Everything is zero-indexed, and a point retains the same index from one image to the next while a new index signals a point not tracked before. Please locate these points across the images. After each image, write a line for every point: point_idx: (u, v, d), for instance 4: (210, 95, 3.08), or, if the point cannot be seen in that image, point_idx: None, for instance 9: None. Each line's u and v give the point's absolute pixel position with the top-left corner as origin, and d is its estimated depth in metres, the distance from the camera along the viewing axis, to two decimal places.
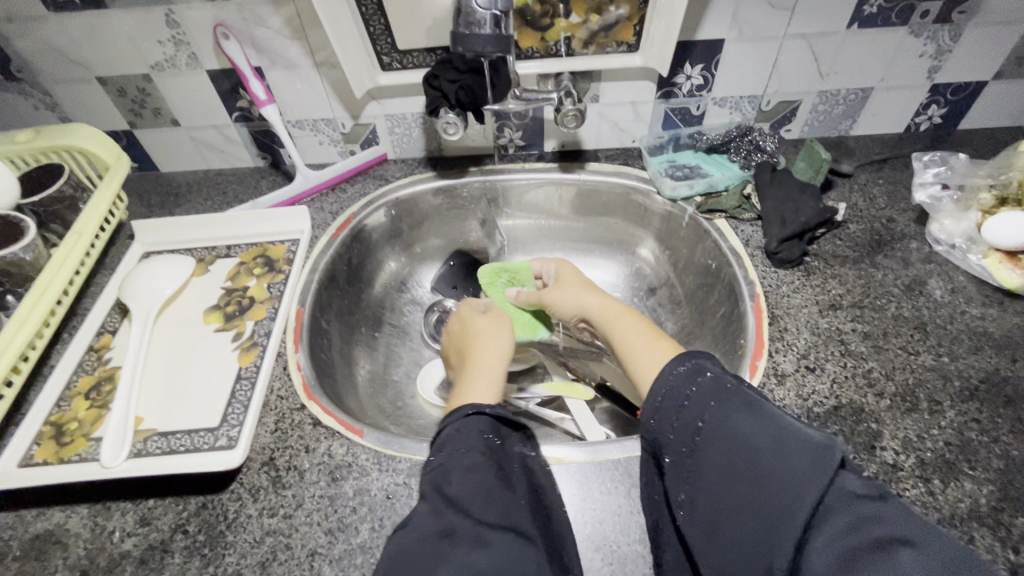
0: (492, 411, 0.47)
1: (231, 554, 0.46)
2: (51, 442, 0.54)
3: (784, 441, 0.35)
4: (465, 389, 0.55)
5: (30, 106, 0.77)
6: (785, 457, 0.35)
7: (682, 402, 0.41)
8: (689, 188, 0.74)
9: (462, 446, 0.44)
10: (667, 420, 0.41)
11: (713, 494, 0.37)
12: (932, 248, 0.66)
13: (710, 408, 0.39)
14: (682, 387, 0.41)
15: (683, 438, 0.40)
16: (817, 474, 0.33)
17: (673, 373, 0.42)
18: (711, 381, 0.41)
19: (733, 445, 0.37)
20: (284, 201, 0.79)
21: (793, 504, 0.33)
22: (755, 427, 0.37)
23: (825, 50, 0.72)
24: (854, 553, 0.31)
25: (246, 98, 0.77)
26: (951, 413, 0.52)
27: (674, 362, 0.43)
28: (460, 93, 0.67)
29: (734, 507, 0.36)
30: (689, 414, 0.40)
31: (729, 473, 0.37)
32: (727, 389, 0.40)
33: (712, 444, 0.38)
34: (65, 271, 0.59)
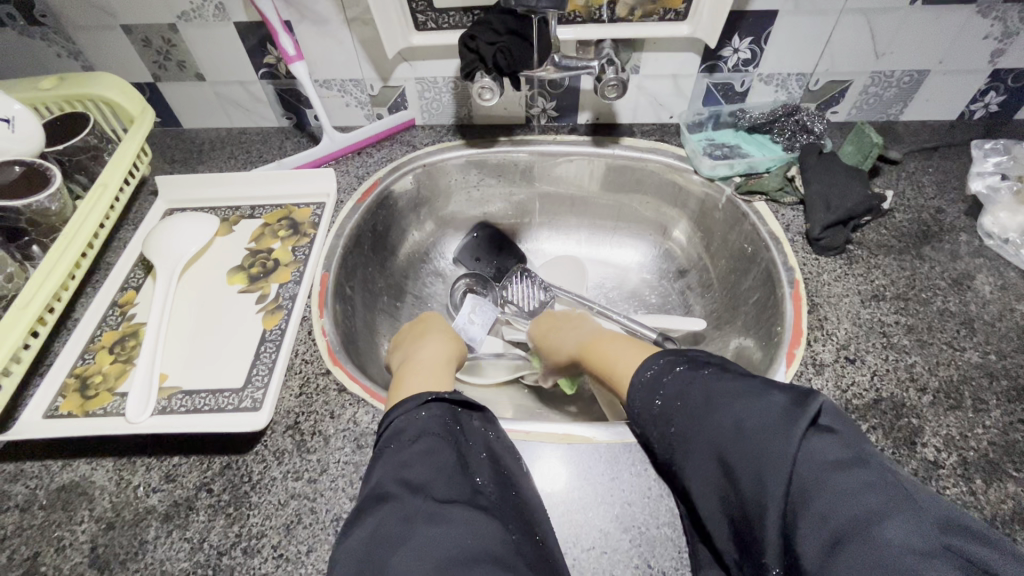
0: (451, 396, 0.47)
1: (256, 515, 0.46)
2: (76, 394, 0.53)
3: (745, 426, 0.38)
4: (402, 383, 0.53)
5: (53, 53, 0.75)
6: (749, 438, 0.37)
7: (655, 401, 0.46)
8: (729, 167, 0.71)
9: (423, 431, 0.44)
10: (647, 417, 0.46)
11: (699, 486, 0.40)
12: (983, 242, 0.64)
13: (678, 404, 0.43)
14: (653, 388, 0.46)
15: (664, 433, 0.44)
16: (780, 449, 0.35)
17: (641, 380, 0.48)
18: (678, 377, 0.45)
19: (704, 434, 0.41)
20: (310, 162, 0.77)
21: (762, 485, 0.35)
22: (720, 413, 0.40)
23: (884, 28, 0.68)
24: (838, 528, 0.32)
25: (273, 54, 0.74)
26: (996, 413, 0.50)
27: (642, 369, 0.49)
28: (498, 57, 0.63)
29: (718, 494, 0.39)
30: (663, 412, 0.44)
31: (705, 464, 0.40)
32: (691, 380, 0.44)
33: (686, 433, 0.42)
34: (90, 223, 0.58)
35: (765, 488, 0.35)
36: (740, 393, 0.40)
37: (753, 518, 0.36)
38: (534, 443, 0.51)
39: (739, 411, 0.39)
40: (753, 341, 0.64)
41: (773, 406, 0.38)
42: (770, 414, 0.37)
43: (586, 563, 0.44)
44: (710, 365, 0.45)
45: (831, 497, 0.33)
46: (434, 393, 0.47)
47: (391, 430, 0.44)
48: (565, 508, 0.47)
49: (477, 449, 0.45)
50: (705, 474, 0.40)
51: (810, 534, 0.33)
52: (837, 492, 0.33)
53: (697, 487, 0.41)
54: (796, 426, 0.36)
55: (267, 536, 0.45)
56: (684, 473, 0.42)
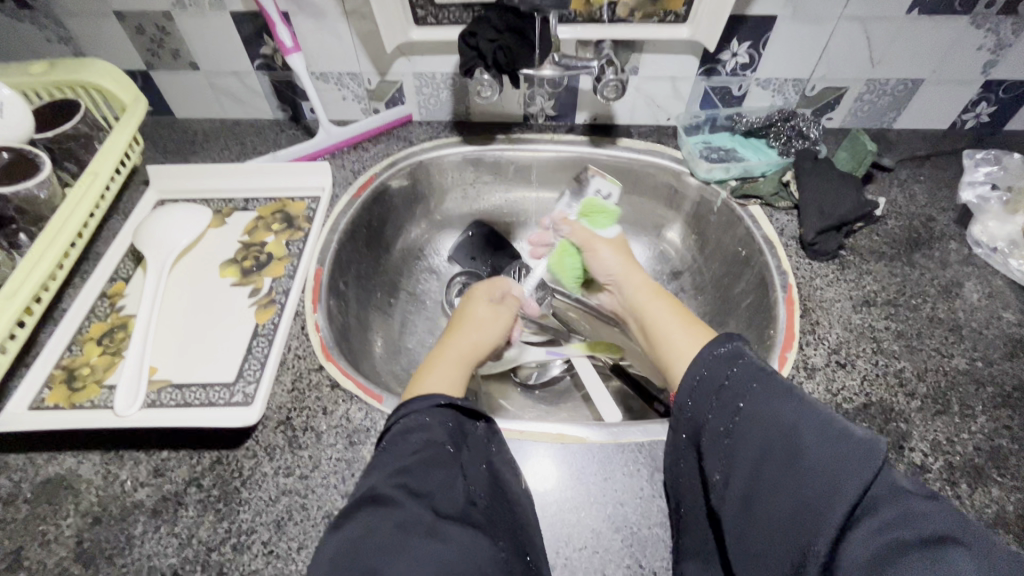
0: (462, 403, 0.46)
1: (246, 511, 0.46)
2: (63, 386, 0.52)
3: (829, 429, 0.34)
4: (429, 373, 0.52)
5: (43, 38, 0.74)
6: (832, 442, 0.33)
7: (723, 380, 0.40)
8: (725, 171, 0.72)
9: (426, 439, 0.42)
10: (707, 399, 0.40)
11: (749, 476, 0.36)
12: (971, 250, 0.65)
13: (752, 389, 0.38)
14: (722, 367, 0.41)
15: (721, 418, 0.39)
16: (867, 462, 0.32)
17: (714, 353, 0.42)
18: (752, 365, 0.40)
19: (775, 426, 0.36)
20: (305, 155, 0.76)
21: (834, 490, 0.32)
22: (797, 411, 0.36)
23: (880, 36, 0.68)
24: (909, 550, 0.29)
25: (270, 45, 0.73)
26: (982, 419, 0.51)
27: (716, 343, 0.42)
28: (497, 54, 0.63)
29: (768, 488, 0.35)
30: (730, 393, 0.39)
31: (767, 455, 0.35)
32: (768, 371, 0.39)
33: (749, 420, 0.37)
34: (80, 211, 0.57)
35: (836, 492, 0.32)
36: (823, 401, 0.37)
37: (805, 518, 0.32)
38: (528, 441, 0.51)
39: (821, 415, 0.35)
40: (746, 344, 0.65)
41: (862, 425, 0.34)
42: (856, 426, 0.34)
43: (578, 562, 0.44)
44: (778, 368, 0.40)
45: (904, 514, 0.30)
46: (445, 398, 0.46)
47: (393, 431, 0.43)
48: (557, 507, 0.47)
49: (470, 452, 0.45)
50: (761, 464, 0.35)
51: (866, 545, 0.30)
52: (915, 511, 0.30)
53: (741, 476, 0.37)
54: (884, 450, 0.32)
55: (257, 532, 0.45)
56: (735, 462, 0.37)
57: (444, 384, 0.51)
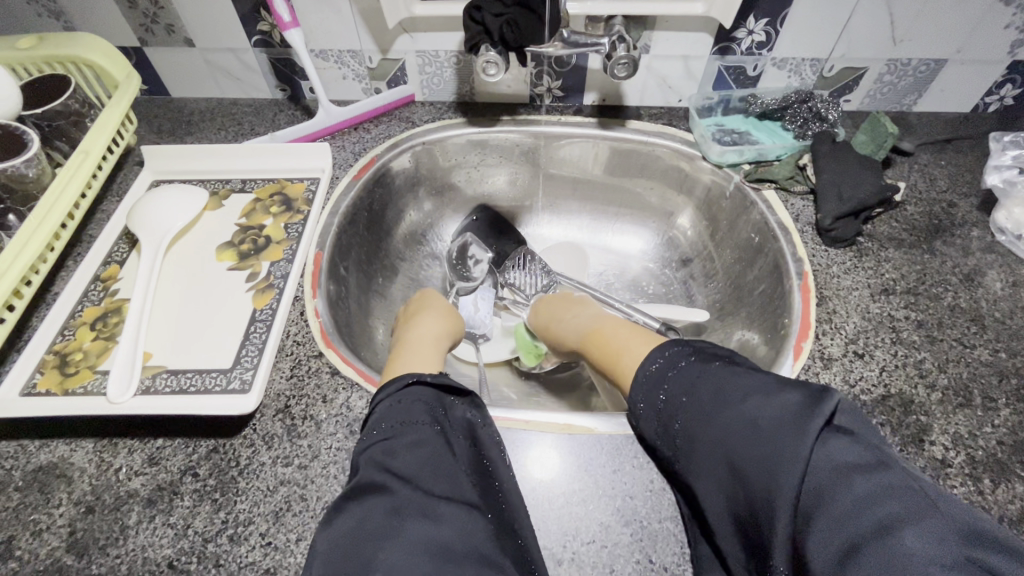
0: (433, 380, 0.45)
1: (243, 502, 0.44)
2: (55, 371, 0.51)
3: (758, 425, 0.36)
4: (400, 359, 0.53)
5: (33, 12, 0.71)
6: (762, 434, 0.36)
7: (659, 396, 0.44)
8: (738, 154, 0.69)
9: (405, 419, 0.42)
10: (651, 417, 0.45)
11: (706, 481, 0.39)
12: (995, 238, 0.62)
13: (682, 403, 0.42)
14: (657, 381, 0.45)
15: (668, 434, 0.43)
16: (796, 447, 0.34)
17: (647, 372, 0.47)
18: (686, 371, 0.44)
19: (713, 430, 0.39)
20: (304, 136, 0.73)
21: (773, 485, 0.34)
22: (727, 410, 0.39)
23: (905, 13, 0.65)
24: (851, 534, 0.30)
25: (267, 21, 0.70)
26: (1005, 412, 0.49)
27: (649, 360, 0.47)
28: (504, 29, 0.60)
29: (723, 488, 0.38)
30: (669, 405, 0.43)
31: (713, 460, 0.39)
32: (700, 374, 0.43)
33: (692, 430, 0.41)
34: (72, 191, 0.55)
35: (777, 488, 0.34)
36: (753, 391, 0.39)
37: (763, 517, 0.35)
38: (533, 432, 0.49)
39: (749, 406, 0.37)
40: (758, 333, 0.63)
41: (788, 403, 0.36)
42: (783, 408, 0.36)
43: (586, 557, 0.43)
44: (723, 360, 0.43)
45: (847, 496, 0.32)
46: (413, 376, 0.45)
47: (374, 417, 0.43)
48: (565, 500, 0.46)
49: (459, 432, 0.43)
50: (711, 467, 0.39)
51: (817, 535, 0.31)
52: (856, 492, 0.32)
53: (704, 486, 0.39)
54: (810, 432, 0.34)
55: (255, 523, 0.43)
56: (691, 468, 0.41)
57: (412, 366, 0.52)
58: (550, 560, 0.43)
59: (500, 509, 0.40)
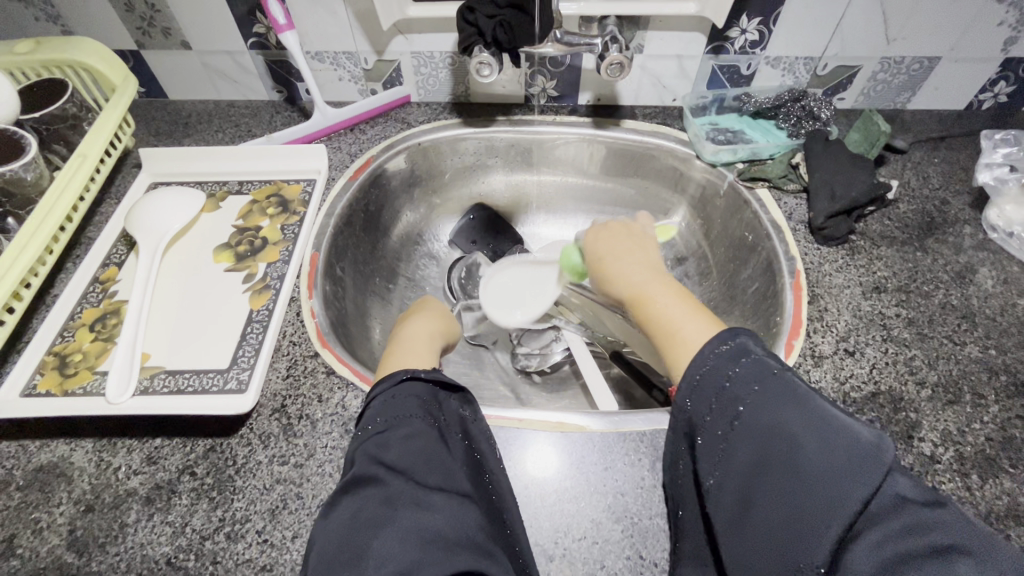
0: (427, 375, 0.45)
1: (240, 500, 0.45)
2: (54, 372, 0.52)
3: (832, 437, 0.33)
4: (393, 357, 0.54)
5: (30, 16, 0.72)
6: (835, 452, 0.32)
7: (723, 383, 0.38)
8: (731, 153, 0.69)
9: (400, 414, 0.42)
10: (704, 400, 0.39)
11: (746, 479, 0.35)
12: (987, 235, 0.63)
13: (754, 392, 0.37)
14: (722, 367, 0.39)
15: (719, 421, 0.38)
16: (868, 473, 0.31)
17: (710, 350, 0.40)
18: (757, 364, 0.38)
19: (779, 432, 0.35)
20: (300, 138, 0.74)
21: (832, 501, 0.31)
22: (801, 415, 0.35)
23: (897, 11, 0.66)
24: (905, 560, 0.29)
25: (263, 23, 0.71)
26: (995, 409, 0.50)
27: (718, 339, 0.40)
28: (497, 31, 0.61)
29: (763, 492, 0.34)
30: (730, 397, 0.38)
31: (766, 461, 0.35)
32: (774, 371, 0.37)
33: (751, 423, 0.36)
34: (70, 194, 0.56)
35: (835, 504, 0.31)
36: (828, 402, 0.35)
37: (805, 528, 0.32)
38: (526, 430, 0.50)
39: (826, 416, 0.34)
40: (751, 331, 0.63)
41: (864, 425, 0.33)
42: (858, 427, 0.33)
43: (577, 553, 0.43)
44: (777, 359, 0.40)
45: (904, 523, 0.30)
46: (406, 372, 0.45)
47: (370, 412, 0.43)
48: (556, 497, 0.46)
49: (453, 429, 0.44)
50: (761, 467, 0.35)
51: (867, 555, 0.29)
52: (915, 520, 0.30)
53: (741, 480, 0.36)
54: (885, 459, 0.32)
55: (252, 521, 0.44)
56: (732, 463, 0.36)
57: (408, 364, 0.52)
58: (542, 556, 0.43)
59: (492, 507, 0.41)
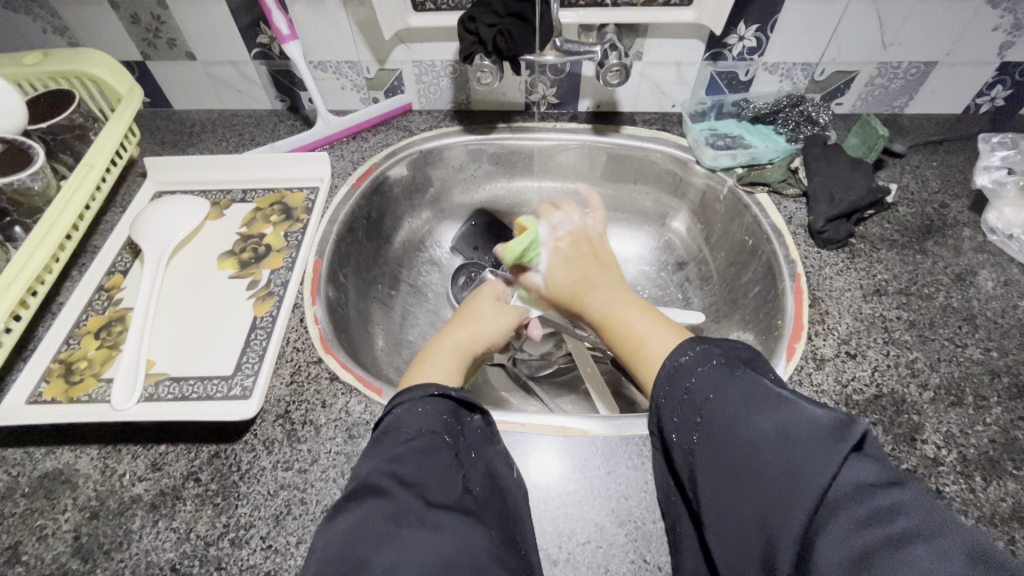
0: (457, 394, 0.45)
1: (245, 506, 0.45)
2: (60, 380, 0.52)
3: (785, 433, 0.33)
4: (423, 366, 0.53)
5: (38, 29, 0.73)
6: (789, 445, 0.32)
7: (683, 392, 0.40)
8: (732, 158, 0.70)
9: (415, 429, 0.42)
10: (671, 410, 0.41)
11: (720, 486, 0.36)
12: (986, 237, 0.63)
13: (711, 398, 0.38)
14: (681, 377, 0.41)
15: (687, 430, 0.39)
16: (823, 460, 0.31)
17: (675, 364, 0.42)
18: (714, 368, 0.40)
19: (736, 432, 0.36)
20: (303, 146, 0.75)
21: (790, 495, 0.31)
22: (754, 412, 0.35)
23: (893, 17, 0.66)
24: (866, 550, 0.28)
25: (267, 34, 0.72)
26: (997, 410, 0.50)
27: (677, 352, 0.43)
28: (497, 39, 0.61)
29: (734, 498, 0.35)
30: (691, 404, 0.39)
31: (731, 463, 0.35)
32: (730, 373, 0.39)
33: (713, 430, 0.37)
34: (75, 204, 0.56)
35: (792, 498, 0.31)
36: (781, 398, 0.35)
37: (770, 526, 0.32)
38: (530, 435, 0.50)
39: (778, 414, 0.34)
40: (753, 335, 0.63)
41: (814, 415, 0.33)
42: (809, 419, 0.33)
43: (581, 557, 0.43)
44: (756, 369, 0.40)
45: (863, 510, 0.29)
46: (438, 389, 0.45)
47: (383, 427, 0.43)
48: (560, 501, 0.46)
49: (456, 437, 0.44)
50: (728, 470, 0.35)
51: (828, 546, 0.29)
52: (875, 506, 0.29)
53: (716, 487, 0.36)
54: (838, 447, 0.31)
55: (256, 526, 0.44)
56: (703, 469, 0.37)
57: (441, 375, 0.52)
58: (545, 560, 0.43)
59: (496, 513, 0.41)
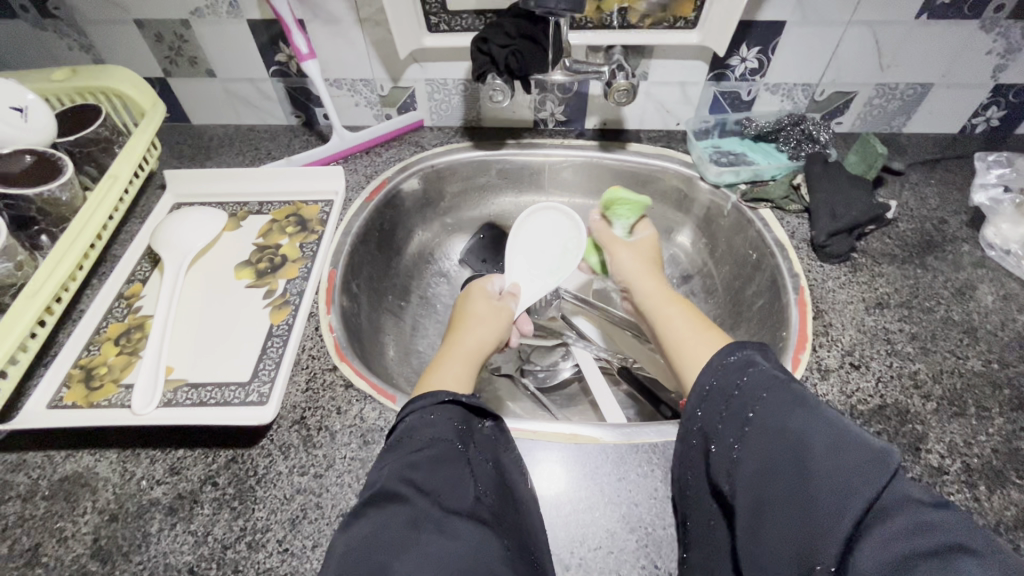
0: (466, 401, 0.46)
1: (261, 510, 0.46)
2: (81, 385, 0.53)
3: (839, 441, 0.33)
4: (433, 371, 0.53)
5: (64, 46, 0.75)
6: (843, 452, 0.33)
7: (731, 390, 0.40)
8: (734, 174, 0.72)
9: (435, 436, 0.43)
10: (714, 409, 0.41)
11: (760, 483, 0.36)
12: (985, 253, 0.65)
13: (760, 401, 0.38)
14: (732, 375, 0.41)
15: (730, 429, 0.39)
16: (876, 472, 0.31)
17: (724, 363, 0.42)
18: (765, 374, 0.40)
19: (785, 436, 0.36)
20: (318, 160, 0.77)
21: (840, 501, 0.31)
22: (804, 419, 0.36)
23: (890, 41, 0.69)
24: (916, 558, 0.28)
25: (285, 52, 0.75)
26: (999, 421, 0.51)
27: (725, 352, 0.42)
28: (509, 59, 0.64)
29: (775, 501, 0.34)
30: (739, 402, 0.39)
31: (777, 463, 0.35)
32: (781, 380, 0.39)
33: (759, 433, 0.37)
34: (100, 214, 0.58)
35: (842, 504, 0.31)
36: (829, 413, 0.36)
37: (815, 528, 0.32)
38: (541, 442, 0.51)
39: (829, 423, 0.35)
40: (758, 347, 0.64)
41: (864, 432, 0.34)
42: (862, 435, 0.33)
43: (593, 562, 0.44)
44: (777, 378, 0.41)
45: (911, 521, 0.30)
46: (449, 395, 0.46)
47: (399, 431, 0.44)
48: (572, 508, 0.47)
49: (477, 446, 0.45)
50: (771, 473, 0.35)
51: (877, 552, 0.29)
52: (922, 518, 0.30)
53: (755, 489, 0.36)
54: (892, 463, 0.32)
55: (273, 530, 0.45)
56: (742, 469, 0.37)
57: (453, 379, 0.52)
58: (558, 566, 0.44)
59: (510, 519, 0.42)
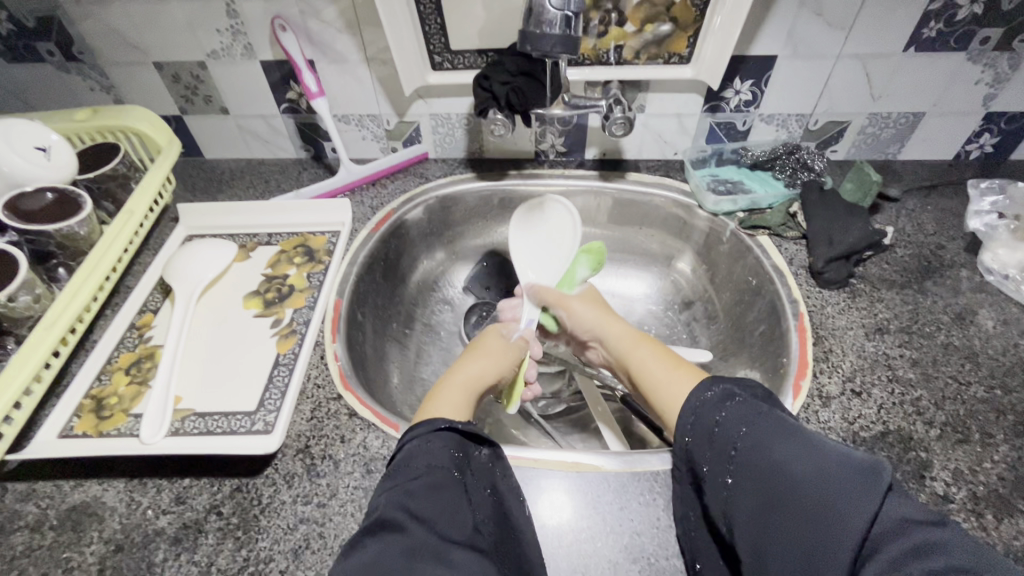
0: (464, 427, 0.45)
1: (264, 540, 0.46)
2: (91, 415, 0.54)
3: (824, 468, 0.34)
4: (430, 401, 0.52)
5: (87, 87, 0.79)
6: (828, 478, 0.33)
7: (713, 426, 0.41)
8: (732, 203, 0.73)
9: (433, 463, 0.42)
10: (703, 446, 0.41)
11: (754, 519, 0.36)
12: (984, 278, 0.65)
13: (743, 434, 0.39)
14: (711, 412, 0.42)
15: (720, 465, 0.39)
16: (863, 498, 0.32)
17: (703, 400, 0.43)
18: (743, 407, 0.41)
19: (769, 467, 0.36)
20: (327, 192, 0.79)
21: (835, 531, 0.31)
22: (787, 447, 0.36)
23: (880, 72, 0.71)
24: None
25: (295, 90, 0.78)
26: (1004, 447, 0.50)
27: (702, 388, 0.44)
28: (510, 95, 0.67)
29: (771, 536, 0.34)
30: (722, 439, 0.40)
31: (768, 497, 0.35)
32: (757, 410, 0.39)
33: (746, 466, 0.37)
34: (115, 247, 0.60)
35: (836, 535, 0.31)
36: (811, 437, 0.36)
37: (814, 562, 0.32)
38: (542, 471, 0.51)
39: (812, 448, 0.35)
40: (760, 373, 0.65)
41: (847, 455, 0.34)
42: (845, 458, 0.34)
43: None
44: (768, 405, 0.41)
45: (909, 545, 0.30)
46: (446, 422, 0.45)
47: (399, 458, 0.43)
48: (573, 537, 0.47)
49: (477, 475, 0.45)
50: (764, 506, 0.35)
51: None
52: (917, 542, 0.30)
53: (752, 526, 0.36)
54: (878, 485, 0.32)
55: (275, 560, 0.45)
56: (738, 507, 0.37)
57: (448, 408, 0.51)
58: None
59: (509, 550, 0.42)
